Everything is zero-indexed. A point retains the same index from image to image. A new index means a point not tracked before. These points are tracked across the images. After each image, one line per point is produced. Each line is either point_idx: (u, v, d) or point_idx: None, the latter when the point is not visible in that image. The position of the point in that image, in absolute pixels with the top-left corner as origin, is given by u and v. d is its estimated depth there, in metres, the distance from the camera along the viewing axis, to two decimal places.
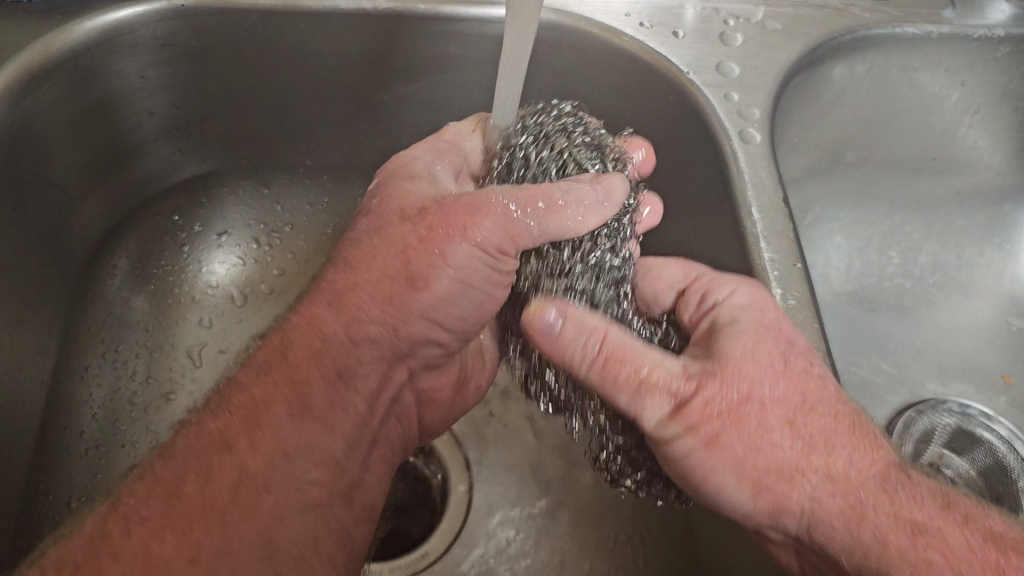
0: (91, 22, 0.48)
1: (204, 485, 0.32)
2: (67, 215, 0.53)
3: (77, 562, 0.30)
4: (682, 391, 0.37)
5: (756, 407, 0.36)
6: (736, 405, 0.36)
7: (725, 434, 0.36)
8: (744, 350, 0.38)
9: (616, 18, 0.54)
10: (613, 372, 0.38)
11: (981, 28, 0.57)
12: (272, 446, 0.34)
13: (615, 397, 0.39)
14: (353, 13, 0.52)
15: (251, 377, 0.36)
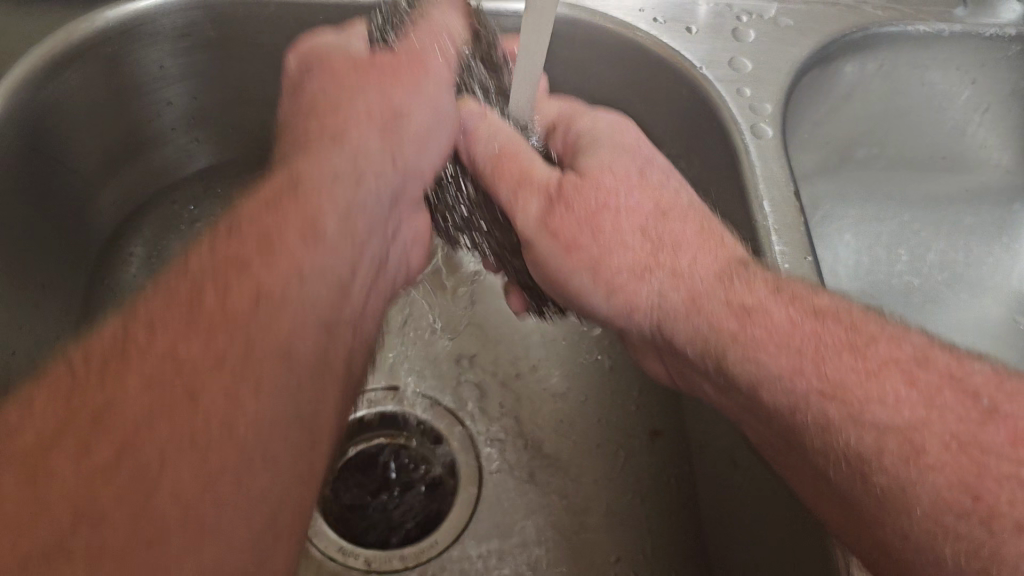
0: (113, 12, 0.49)
1: (223, 297, 0.32)
2: (86, 202, 0.54)
3: (101, 361, 0.29)
4: (536, 184, 0.42)
5: (611, 214, 0.41)
6: (597, 215, 0.41)
7: (555, 218, 0.41)
8: (603, 161, 0.43)
9: (630, 13, 0.55)
10: (509, 167, 0.42)
11: (992, 27, 0.58)
12: (286, 266, 0.35)
13: (525, 227, 0.42)
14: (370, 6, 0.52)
15: (258, 205, 0.37)
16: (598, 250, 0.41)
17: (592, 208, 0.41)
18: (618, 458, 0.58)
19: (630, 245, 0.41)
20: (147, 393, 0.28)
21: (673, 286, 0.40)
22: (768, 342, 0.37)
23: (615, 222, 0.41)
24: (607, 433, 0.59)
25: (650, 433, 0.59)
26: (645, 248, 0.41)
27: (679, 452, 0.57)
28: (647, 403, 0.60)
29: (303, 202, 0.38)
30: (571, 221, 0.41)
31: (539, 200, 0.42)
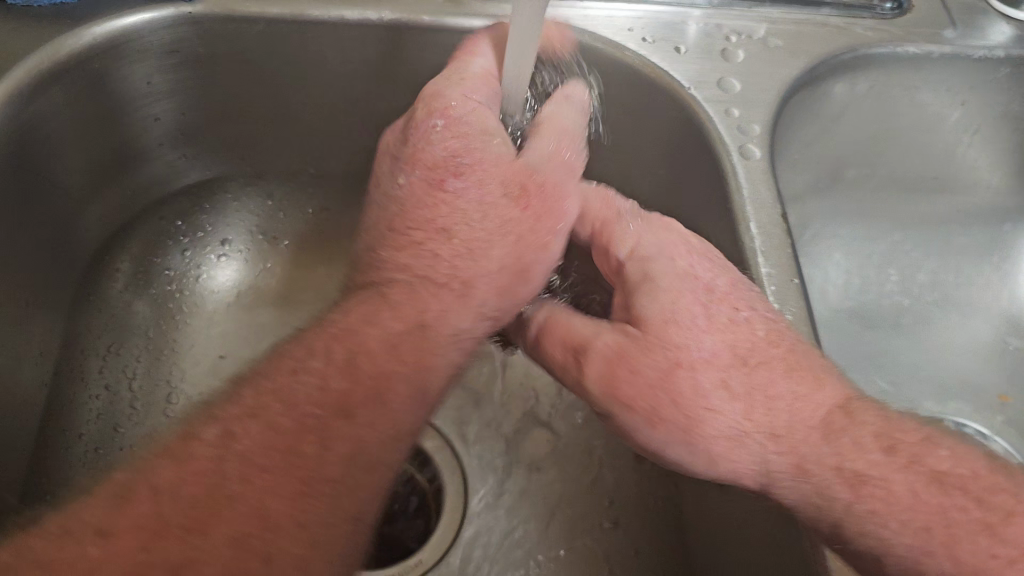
0: (101, 27, 0.49)
1: (319, 451, 0.34)
2: (72, 216, 0.54)
3: (191, 496, 0.32)
4: (599, 348, 0.39)
5: (685, 373, 0.37)
6: (678, 402, 0.37)
7: (623, 376, 0.38)
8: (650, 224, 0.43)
9: (619, 33, 0.55)
10: (641, 367, 0.38)
11: (982, 49, 0.58)
12: (383, 427, 0.36)
13: (648, 437, 0.38)
14: (359, 24, 0.52)
15: (376, 346, 0.38)
16: (716, 446, 0.37)
17: (664, 372, 0.37)
18: (602, 479, 0.58)
19: (726, 411, 0.37)
20: (249, 509, 0.32)
21: (775, 449, 0.37)
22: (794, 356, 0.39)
23: (686, 397, 0.37)
24: (592, 454, 0.59)
25: (637, 452, 0.58)
26: (743, 409, 0.37)
27: (665, 472, 0.56)
28: None
29: (426, 301, 0.40)
30: (617, 378, 0.38)
31: (655, 427, 0.38)
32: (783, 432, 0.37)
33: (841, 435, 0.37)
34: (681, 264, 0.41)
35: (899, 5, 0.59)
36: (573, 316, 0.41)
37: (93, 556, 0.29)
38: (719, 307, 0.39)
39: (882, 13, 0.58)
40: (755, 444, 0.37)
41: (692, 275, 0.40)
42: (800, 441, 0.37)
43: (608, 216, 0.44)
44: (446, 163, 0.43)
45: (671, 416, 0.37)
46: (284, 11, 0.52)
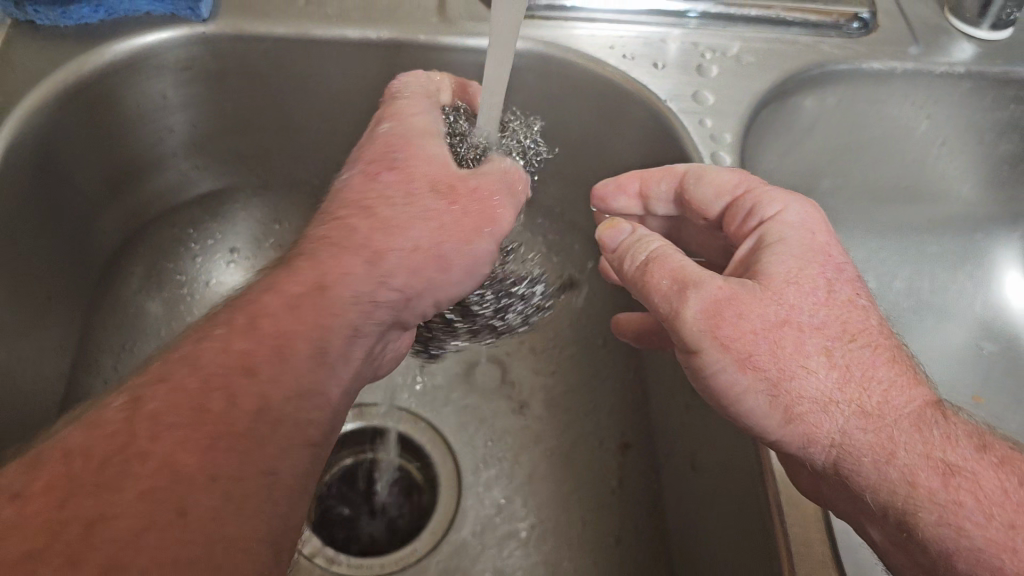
0: (121, 45, 0.53)
1: (228, 405, 0.34)
2: (90, 221, 0.58)
3: (103, 457, 0.31)
4: (710, 290, 0.40)
5: (792, 331, 0.39)
6: (778, 358, 0.38)
7: (729, 317, 0.39)
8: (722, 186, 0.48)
9: (602, 50, 0.59)
10: (749, 313, 0.39)
11: (943, 66, 0.61)
12: (291, 383, 0.36)
13: (725, 380, 0.40)
14: (359, 43, 0.57)
15: (282, 307, 0.38)
16: (801, 404, 0.38)
17: (775, 324, 0.39)
18: (588, 470, 0.60)
19: (821, 375, 0.38)
20: (159, 469, 0.31)
21: (862, 424, 0.37)
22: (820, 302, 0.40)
23: (797, 355, 0.38)
24: (580, 446, 0.61)
25: (620, 445, 0.60)
26: (839, 378, 0.38)
27: (647, 462, 0.59)
28: (616, 415, 0.62)
29: (329, 266, 0.40)
30: (717, 319, 0.39)
31: (746, 373, 0.39)
32: (872, 412, 0.38)
33: (930, 428, 0.37)
34: (818, 240, 0.43)
35: (865, 24, 0.62)
36: (677, 255, 0.43)
37: (3, 518, 0.29)
38: (841, 288, 0.41)
39: (849, 32, 0.61)
40: (843, 414, 0.38)
41: (816, 249, 0.42)
42: (891, 421, 0.37)
43: (693, 166, 0.49)
44: (383, 157, 0.47)
45: (768, 369, 0.38)
46: (288, 31, 0.56)
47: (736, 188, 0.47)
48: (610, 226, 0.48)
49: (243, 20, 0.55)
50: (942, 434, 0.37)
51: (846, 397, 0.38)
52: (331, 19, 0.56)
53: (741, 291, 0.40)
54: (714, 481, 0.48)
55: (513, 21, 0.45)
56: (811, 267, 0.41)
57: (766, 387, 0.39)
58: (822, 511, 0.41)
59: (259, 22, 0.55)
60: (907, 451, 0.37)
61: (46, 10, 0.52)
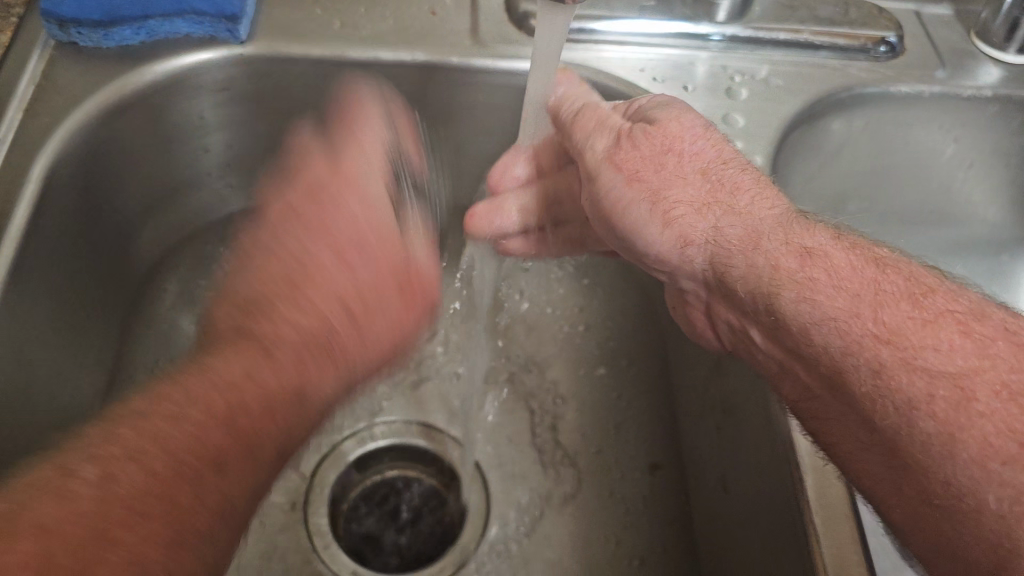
0: (161, 66, 0.54)
1: (138, 471, 0.36)
2: (127, 239, 0.58)
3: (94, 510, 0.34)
4: (605, 135, 0.47)
5: (672, 158, 0.45)
6: (670, 181, 0.44)
7: (625, 146, 0.46)
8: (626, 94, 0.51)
9: (632, 73, 0.59)
10: (642, 143, 0.45)
11: (971, 89, 0.62)
12: (245, 450, 0.40)
13: (613, 190, 0.45)
14: (394, 64, 0.58)
15: (259, 366, 0.42)
16: (683, 222, 0.43)
17: (659, 151, 0.45)
18: (618, 490, 0.60)
19: (695, 190, 0.44)
20: (131, 490, 0.35)
21: (731, 221, 0.43)
22: (827, 282, 0.39)
23: (677, 175, 0.45)
24: (611, 465, 0.61)
25: (650, 466, 0.61)
26: (708, 190, 0.44)
27: (678, 483, 0.59)
28: (645, 437, 0.62)
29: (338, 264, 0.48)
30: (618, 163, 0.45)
31: (631, 186, 0.45)
32: (758, 230, 0.42)
33: (794, 226, 0.42)
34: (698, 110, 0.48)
35: (892, 48, 0.63)
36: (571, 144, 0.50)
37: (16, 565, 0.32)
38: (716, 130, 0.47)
39: (877, 55, 0.62)
40: (714, 213, 0.43)
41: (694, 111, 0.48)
42: (758, 218, 0.43)
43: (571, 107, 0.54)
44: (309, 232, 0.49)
45: (658, 197, 0.44)
46: (325, 52, 0.57)
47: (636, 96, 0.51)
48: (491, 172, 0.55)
49: (280, 42, 0.57)
50: (804, 226, 0.42)
51: (759, 226, 0.42)
52: (367, 41, 0.58)
53: (636, 132, 0.46)
54: (745, 500, 0.49)
55: (554, 44, 0.46)
56: (690, 119, 0.47)
57: (643, 197, 0.44)
58: (858, 534, 0.41)
59: (295, 45, 0.57)
60: (769, 240, 0.41)
61: (88, 32, 0.53)
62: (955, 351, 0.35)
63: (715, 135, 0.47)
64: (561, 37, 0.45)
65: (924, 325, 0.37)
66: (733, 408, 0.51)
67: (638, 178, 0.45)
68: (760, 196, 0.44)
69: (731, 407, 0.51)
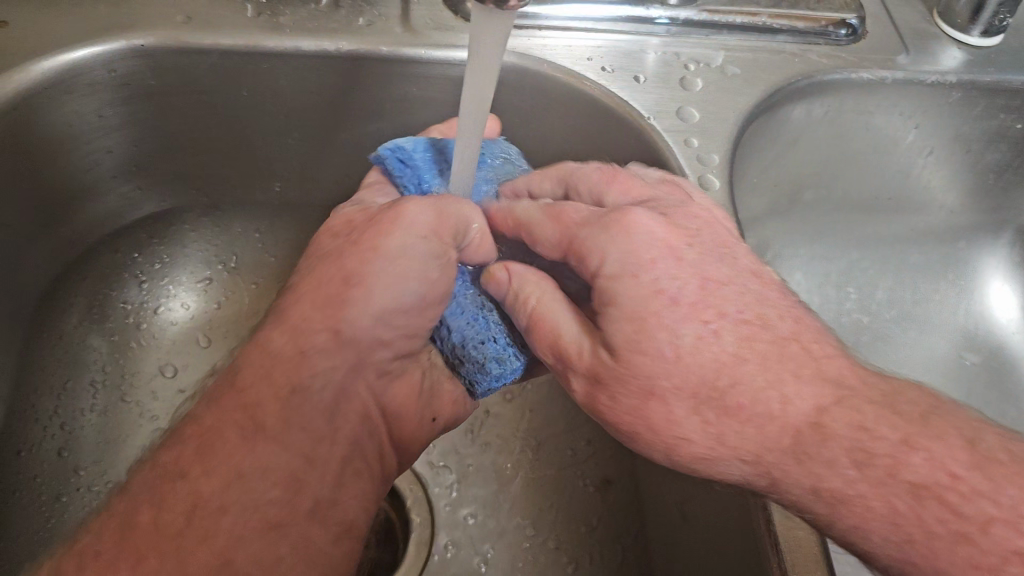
0: (49, 60, 0.49)
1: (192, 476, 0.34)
2: (22, 254, 0.52)
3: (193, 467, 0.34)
4: (590, 363, 0.38)
5: (663, 367, 0.36)
6: (677, 462, 0.37)
7: (605, 401, 0.38)
8: (615, 274, 0.38)
9: (578, 62, 0.55)
10: (620, 394, 0.37)
11: (934, 75, 0.58)
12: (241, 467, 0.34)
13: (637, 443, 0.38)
14: (315, 54, 0.52)
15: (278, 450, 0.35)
16: (701, 463, 0.36)
17: (639, 393, 0.36)
18: (569, 504, 0.56)
19: (714, 454, 0.36)
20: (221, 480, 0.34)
21: (756, 471, 0.35)
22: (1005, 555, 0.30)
23: (790, 422, 0.34)
24: (557, 475, 0.58)
25: (602, 482, 0.56)
26: (736, 422, 0.35)
27: (632, 498, 0.55)
28: (598, 451, 0.58)
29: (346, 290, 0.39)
30: (643, 420, 0.37)
31: (671, 461, 0.37)
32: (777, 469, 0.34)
33: (878, 417, 0.33)
34: (681, 267, 0.38)
35: (853, 31, 0.59)
36: (558, 312, 0.40)
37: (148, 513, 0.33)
38: (718, 288, 0.37)
39: (836, 39, 0.59)
40: (740, 467, 0.35)
41: (647, 239, 0.38)
42: (797, 422, 0.34)
43: (566, 173, 0.46)
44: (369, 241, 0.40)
45: (656, 448, 0.37)
46: (236, 42, 0.51)
47: (649, 266, 0.37)
48: (489, 277, 0.43)
49: (186, 31, 0.51)
50: (854, 421, 0.33)
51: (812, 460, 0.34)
52: (284, 29, 0.52)
53: (603, 369, 0.38)
54: (707, 520, 0.45)
55: (489, 79, 0.40)
56: (661, 261, 0.37)
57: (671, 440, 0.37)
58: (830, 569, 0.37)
59: (203, 33, 0.51)
60: (834, 474, 0.33)
61: None
62: None
63: (684, 260, 0.38)
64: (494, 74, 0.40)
65: None
66: None
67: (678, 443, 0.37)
68: (815, 399, 0.34)
69: None
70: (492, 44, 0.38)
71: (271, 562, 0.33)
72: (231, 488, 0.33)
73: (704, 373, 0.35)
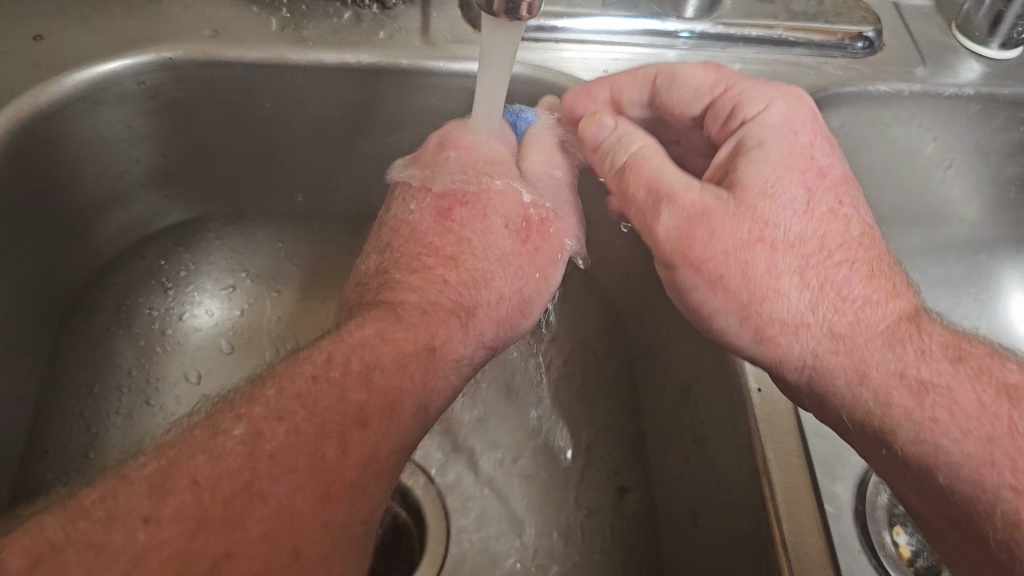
0: (81, 73, 0.50)
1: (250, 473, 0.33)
2: (53, 260, 0.54)
3: (231, 487, 0.32)
4: (682, 204, 0.41)
5: (766, 249, 0.40)
6: (741, 304, 0.41)
7: (701, 237, 0.41)
8: (766, 180, 0.41)
9: (594, 74, 0.56)
10: (722, 232, 0.41)
11: (952, 87, 0.58)
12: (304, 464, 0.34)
13: (688, 281, 0.42)
14: (337, 67, 0.54)
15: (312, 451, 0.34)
16: (772, 325, 0.41)
17: (745, 241, 0.40)
18: (581, 510, 0.57)
19: (795, 352, 0.41)
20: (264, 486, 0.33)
21: (833, 348, 0.40)
22: (948, 424, 0.37)
23: (869, 324, 0.40)
24: (571, 481, 0.58)
25: (618, 489, 0.57)
26: (811, 300, 0.40)
27: (647, 505, 0.55)
28: (615, 460, 0.58)
29: (392, 324, 0.41)
30: (688, 237, 0.41)
31: (717, 293, 0.41)
32: (844, 333, 0.40)
33: (904, 344, 0.39)
34: (798, 142, 0.43)
35: (870, 43, 0.59)
36: (657, 161, 0.43)
37: (153, 531, 0.30)
38: (820, 195, 0.42)
39: (853, 52, 0.59)
40: (814, 337, 0.40)
41: (776, 139, 0.43)
42: (864, 344, 0.40)
43: (664, 68, 0.48)
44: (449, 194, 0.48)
45: (710, 268, 0.41)
46: (260, 55, 0.53)
47: (791, 155, 0.42)
48: (590, 121, 0.47)
49: (212, 44, 0.52)
50: (914, 350, 0.39)
51: (863, 343, 0.40)
52: (307, 42, 0.53)
53: (713, 207, 0.41)
54: (716, 527, 0.46)
55: (500, 83, 0.42)
56: (796, 150, 0.43)
57: (745, 299, 0.41)
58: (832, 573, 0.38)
59: (229, 46, 0.53)
60: (879, 372, 0.39)
61: None
62: None
63: (812, 152, 0.43)
64: (506, 78, 0.41)
65: None
66: (704, 437, 0.48)
67: (761, 330, 0.41)
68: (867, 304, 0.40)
69: (703, 437, 0.48)
70: (503, 57, 0.40)
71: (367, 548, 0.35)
72: (379, 468, 0.36)
73: (822, 244, 0.41)
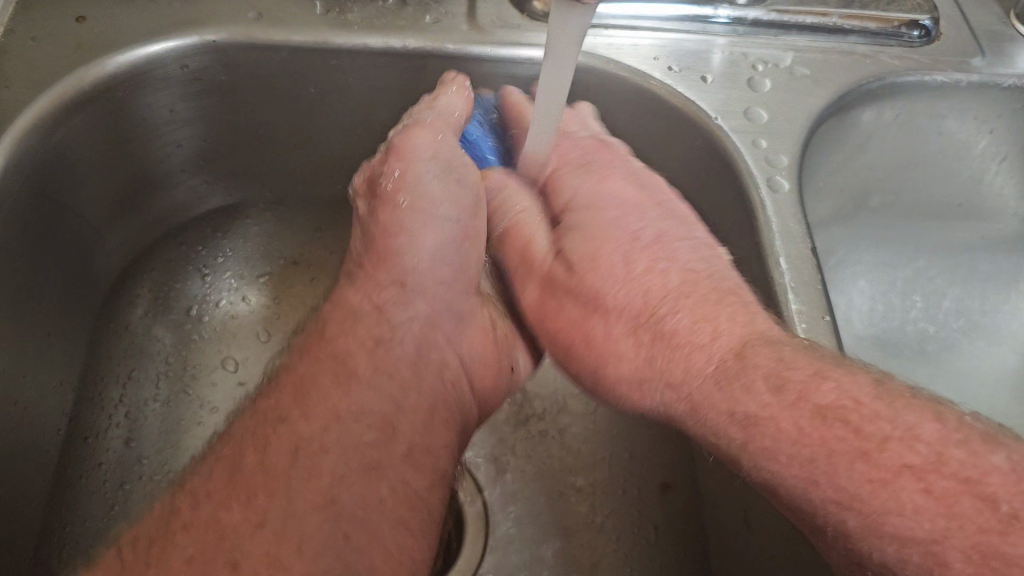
0: (124, 55, 0.50)
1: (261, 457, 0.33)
2: (94, 245, 0.54)
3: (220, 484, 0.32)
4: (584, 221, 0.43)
5: (627, 246, 0.40)
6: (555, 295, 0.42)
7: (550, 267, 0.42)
8: (593, 229, 0.42)
9: (644, 61, 0.55)
10: (573, 256, 0.41)
11: (1011, 78, 0.57)
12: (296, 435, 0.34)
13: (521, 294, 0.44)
14: (384, 51, 0.53)
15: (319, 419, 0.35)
16: (649, 333, 0.38)
17: (593, 256, 0.40)
18: (623, 508, 0.56)
19: (630, 357, 0.38)
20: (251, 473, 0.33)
21: (691, 329, 0.37)
22: (780, 438, 0.32)
23: (677, 335, 0.37)
24: (614, 477, 0.57)
25: (661, 485, 0.56)
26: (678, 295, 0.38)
27: (692, 501, 0.54)
28: (656, 455, 0.57)
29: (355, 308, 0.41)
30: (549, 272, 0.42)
31: (534, 296, 0.43)
32: (642, 322, 0.38)
33: (730, 365, 0.35)
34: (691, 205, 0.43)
35: (926, 33, 0.58)
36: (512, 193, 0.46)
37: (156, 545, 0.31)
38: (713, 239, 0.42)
39: (909, 40, 0.57)
40: (676, 321, 0.37)
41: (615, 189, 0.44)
42: (710, 351, 0.36)
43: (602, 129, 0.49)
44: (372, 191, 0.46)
45: (559, 280, 0.42)
46: (305, 39, 0.52)
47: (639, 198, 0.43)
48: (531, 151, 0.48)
49: (256, 27, 0.52)
50: (765, 360, 0.35)
51: (694, 362, 0.36)
52: (353, 26, 0.52)
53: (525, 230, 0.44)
54: (770, 525, 0.44)
55: (565, 72, 0.41)
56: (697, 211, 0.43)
57: (565, 319, 0.41)
58: None
59: (274, 29, 0.52)
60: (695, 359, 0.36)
61: None
62: (977, 477, 0.29)
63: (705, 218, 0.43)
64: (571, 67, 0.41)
65: (881, 487, 0.29)
66: None
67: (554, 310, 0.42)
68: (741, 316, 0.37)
69: None
70: (570, 39, 0.39)
71: (375, 500, 0.33)
72: (331, 427, 0.34)
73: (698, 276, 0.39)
